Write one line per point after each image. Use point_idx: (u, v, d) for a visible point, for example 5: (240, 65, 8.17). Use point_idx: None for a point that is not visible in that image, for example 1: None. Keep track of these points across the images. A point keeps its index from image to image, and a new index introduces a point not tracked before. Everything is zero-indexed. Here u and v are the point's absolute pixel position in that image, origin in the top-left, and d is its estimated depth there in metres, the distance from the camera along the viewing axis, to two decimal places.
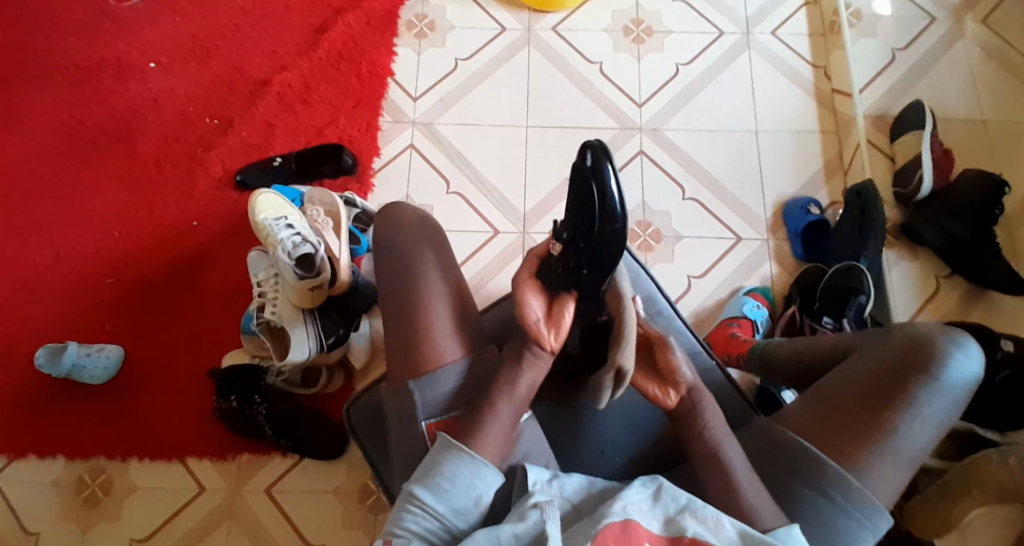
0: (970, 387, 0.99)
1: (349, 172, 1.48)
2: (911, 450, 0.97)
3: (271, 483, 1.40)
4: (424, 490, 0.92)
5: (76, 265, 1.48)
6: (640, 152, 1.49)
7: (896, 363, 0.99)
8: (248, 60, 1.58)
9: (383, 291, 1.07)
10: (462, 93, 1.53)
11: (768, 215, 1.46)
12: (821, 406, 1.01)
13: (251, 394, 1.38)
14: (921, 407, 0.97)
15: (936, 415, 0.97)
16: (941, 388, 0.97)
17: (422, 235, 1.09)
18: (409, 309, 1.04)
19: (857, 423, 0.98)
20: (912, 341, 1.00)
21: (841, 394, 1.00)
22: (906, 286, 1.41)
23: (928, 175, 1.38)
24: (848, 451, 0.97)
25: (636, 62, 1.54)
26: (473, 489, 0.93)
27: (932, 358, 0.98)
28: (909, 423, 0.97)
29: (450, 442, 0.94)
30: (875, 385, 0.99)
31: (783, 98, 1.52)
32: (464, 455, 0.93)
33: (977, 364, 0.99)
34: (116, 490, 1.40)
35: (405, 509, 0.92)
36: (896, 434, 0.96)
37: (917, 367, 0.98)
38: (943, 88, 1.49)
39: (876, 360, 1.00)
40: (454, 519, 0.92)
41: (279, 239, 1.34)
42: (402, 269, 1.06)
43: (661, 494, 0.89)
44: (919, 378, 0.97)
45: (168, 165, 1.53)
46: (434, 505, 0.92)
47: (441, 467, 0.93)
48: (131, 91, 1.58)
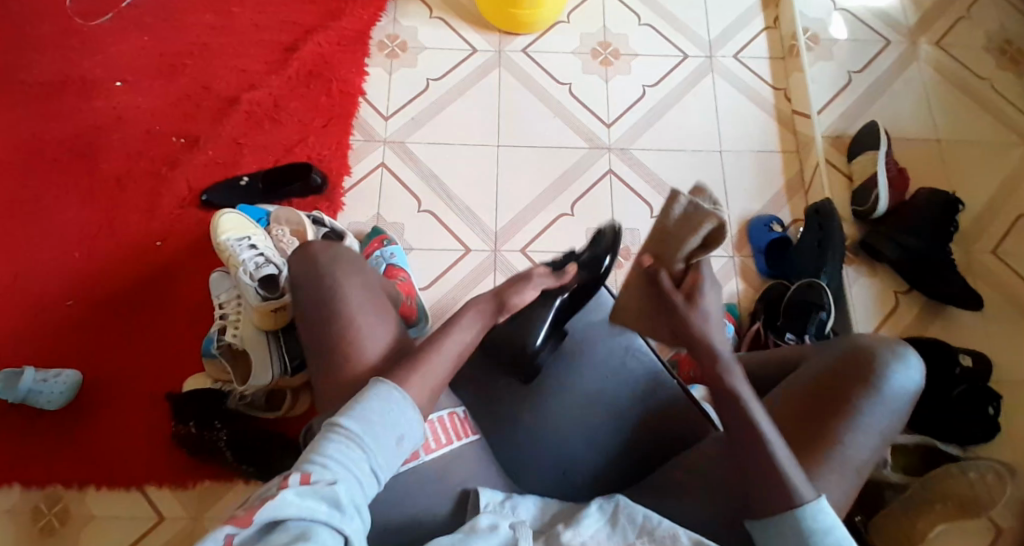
0: (911, 398, 1.02)
1: (318, 191, 1.47)
2: (857, 459, 0.99)
3: (233, 510, 1.37)
4: (348, 420, 0.89)
5: (32, 286, 1.44)
6: (609, 170, 1.51)
7: (840, 373, 1.03)
8: (215, 78, 1.56)
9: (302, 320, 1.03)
10: (432, 111, 1.53)
11: (733, 232, 1.50)
12: (772, 410, 1.03)
13: (210, 419, 1.37)
14: (864, 417, 1.00)
15: (878, 424, 1.00)
16: (882, 399, 1.00)
17: (337, 269, 1.04)
18: (330, 344, 0.99)
19: (804, 429, 1.00)
20: (852, 355, 1.04)
21: (790, 399, 1.03)
22: (866, 301, 1.45)
23: (884, 195, 1.43)
24: (795, 456, 0.98)
25: (605, 83, 1.57)
26: (394, 420, 0.91)
27: (875, 369, 1.01)
28: (854, 432, 0.99)
29: (378, 381, 0.93)
30: (818, 397, 1.01)
31: (747, 119, 1.56)
32: (391, 392, 0.92)
33: (917, 375, 1.03)
34: (73, 518, 1.35)
35: (326, 438, 0.88)
36: (842, 443, 0.98)
37: (858, 379, 1.01)
38: (899, 108, 1.54)
39: (822, 369, 1.04)
40: (377, 453, 0.89)
41: (242, 260, 1.35)
42: (317, 292, 1.02)
43: (618, 518, 0.90)
44: (862, 388, 1.01)
45: (131, 183, 1.50)
46: (358, 433, 0.89)
47: (365, 402, 0.91)
48: (92, 108, 1.54)
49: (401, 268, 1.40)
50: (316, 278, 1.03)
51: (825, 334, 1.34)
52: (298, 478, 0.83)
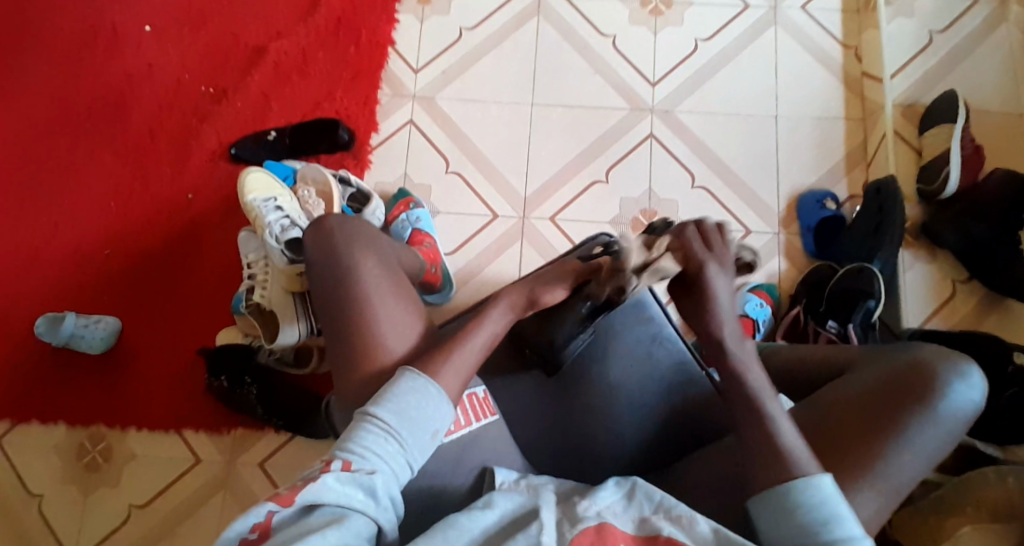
0: (967, 421, 0.96)
1: (345, 148, 1.42)
2: (903, 479, 0.93)
3: (265, 457, 1.43)
4: (383, 411, 0.88)
5: (71, 237, 1.46)
6: (650, 135, 1.41)
7: (891, 387, 0.97)
8: (244, 24, 1.50)
9: (320, 294, 1.07)
10: (465, 66, 1.45)
11: (781, 207, 1.39)
12: (818, 415, 0.98)
13: (241, 375, 1.41)
14: (915, 435, 0.94)
15: (930, 446, 0.94)
16: (935, 419, 0.95)
17: (353, 244, 1.09)
18: (345, 314, 1.04)
19: (847, 440, 0.94)
20: (908, 367, 0.98)
21: (834, 408, 0.98)
22: (922, 288, 1.38)
23: (956, 173, 1.30)
24: (837, 466, 0.93)
25: (652, 36, 1.44)
26: (425, 409, 0.89)
27: (930, 388, 0.96)
28: (901, 450, 0.93)
29: (414, 372, 0.91)
30: (865, 406, 0.96)
31: (808, 80, 1.42)
32: (428, 385, 0.91)
33: (978, 394, 0.97)
34: (116, 456, 1.43)
35: (363, 426, 0.87)
36: (890, 461, 0.93)
37: (912, 395, 0.95)
38: (983, 75, 1.38)
39: (873, 381, 0.98)
40: (414, 446, 0.88)
41: (267, 222, 1.34)
42: (334, 270, 1.06)
43: (636, 493, 0.85)
44: (914, 405, 0.95)
45: (163, 134, 1.48)
46: (394, 425, 0.88)
47: (403, 391, 0.90)
48: (124, 56, 1.52)
49: (427, 233, 1.36)
50: (331, 251, 1.08)
51: (870, 323, 1.28)
52: (339, 466, 0.84)
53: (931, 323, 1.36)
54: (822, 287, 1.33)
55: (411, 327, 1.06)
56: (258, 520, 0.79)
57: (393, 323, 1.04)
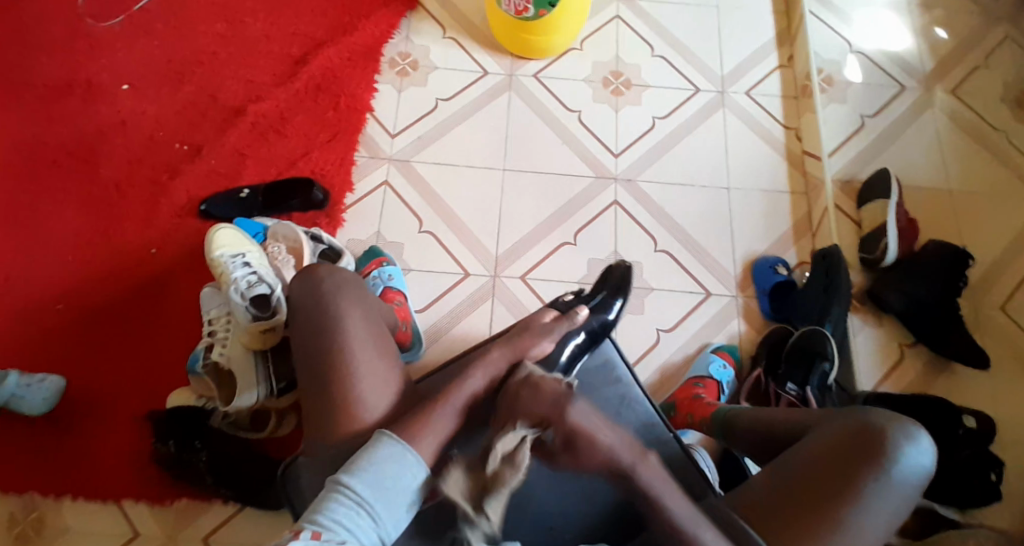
0: (922, 482, 0.99)
1: (319, 206, 1.46)
2: (858, 543, 0.96)
3: (211, 531, 1.33)
4: (355, 481, 0.94)
5: (26, 288, 1.42)
6: (614, 202, 1.48)
7: (849, 450, 1.00)
8: (223, 88, 1.55)
9: (301, 341, 1.06)
10: (438, 132, 1.52)
11: (737, 271, 1.46)
12: (780, 478, 1.00)
13: (190, 439, 1.33)
14: (872, 498, 0.97)
15: (884, 508, 0.97)
16: (890, 483, 0.98)
17: (344, 294, 1.07)
18: (325, 367, 1.02)
19: (804, 503, 0.98)
20: (866, 431, 1.00)
21: (798, 472, 1.00)
22: (871, 353, 1.43)
23: (894, 245, 1.41)
24: (795, 533, 0.96)
25: (614, 113, 1.55)
26: (396, 479, 0.96)
27: (888, 451, 0.99)
28: (859, 514, 0.96)
29: (388, 440, 0.97)
30: (824, 471, 0.99)
31: (756, 156, 1.54)
32: (404, 454, 0.97)
33: (929, 458, 1.00)
34: (49, 529, 1.32)
35: (334, 498, 0.93)
36: (845, 525, 0.96)
37: (869, 459, 0.98)
38: (912, 155, 1.53)
39: (831, 443, 1.01)
40: (383, 518, 0.94)
41: (234, 277, 1.32)
42: (318, 320, 1.05)
43: None
44: (871, 469, 0.98)
45: (131, 190, 1.48)
46: (365, 497, 0.94)
47: (376, 463, 0.96)
48: (98, 112, 1.54)
49: (399, 291, 1.36)
50: (320, 301, 1.06)
51: (826, 385, 1.32)
52: (309, 535, 0.90)
53: (884, 387, 1.40)
54: (781, 349, 1.38)
55: (389, 385, 1.04)
56: None
57: (373, 384, 1.03)
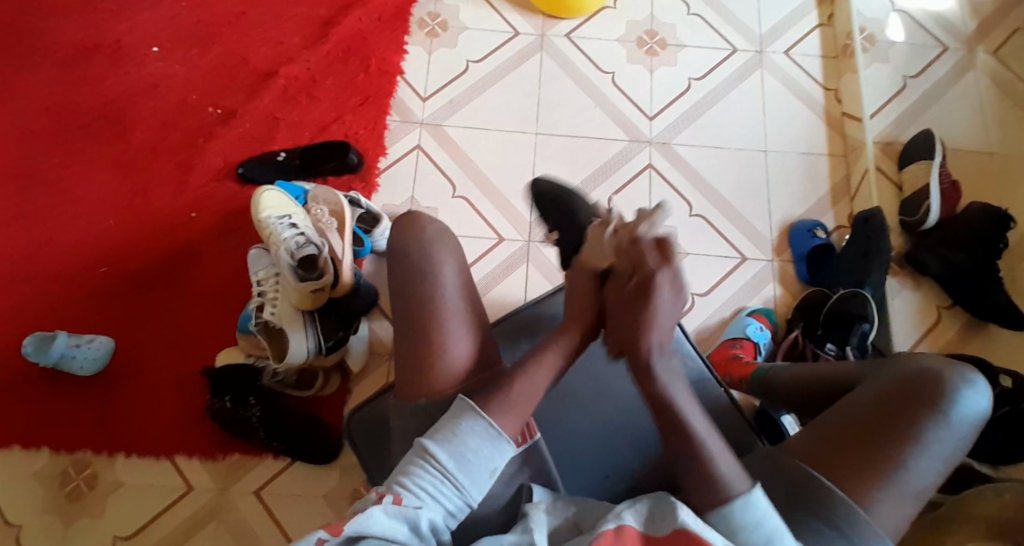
0: (978, 425, 1.01)
1: (354, 170, 1.47)
2: (917, 483, 0.99)
3: (261, 485, 1.40)
4: (443, 452, 0.93)
5: (70, 252, 1.45)
6: (648, 165, 1.48)
7: (903, 395, 1.02)
8: (254, 50, 1.55)
9: (400, 302, 1.05)
10: (471, 94, 1.51)
11: (774, 235, 1.47)
12: (834, 429, 1.03)
13: (245, 395, 1.39)
14: (928, 439, 0.99)
15: (944, 449, 1.00)
16: (949, 424, 1.00)
17: (437, 251, 1.06)
18: (420, 333, 1.03)
19: (862, 446, 1.00)
20: (918, 378, 1.03)
21: (852, 422, 1.02)
22: (908, 314, 1.46)
23: (937, 205, 1.41)
24: (858, 479, 0.99)
25: (648, 74, 1.53)
26: (487, 457, 0.94)
27: (942, 393, 1.01)
28: (918, 454, 0.99)
29: (474, 410, 0.95)
30: (881, 419, 1.01)
31: (793, 118, 1.52)
32: (490, 431, 0.95)
33: (985, 399, 1.02)
34: (102, 484, 1.39)
35: (418, 466, 0.93)
36: (905, 467, 0.98)
37: (923, 405, 1.01)
38: (954, 119, 1.50)
39: (881, 390, 1.03)
40: (469, 488, 0.93)
41: (282, 238, 1.36)
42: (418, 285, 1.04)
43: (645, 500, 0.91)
44: (927, 412, 1.00)
45: (168, 153, 1.50)
46: (451, 469, 0.93)
47: (463, 434, 0.94)
48: (132, 75, 1.54)
49: None
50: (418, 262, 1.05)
51: (866, 346, 1.32)
52: (391, 499, 0.89)
53: (920, 346, 1.43)
54: (818, 311, 1.38)
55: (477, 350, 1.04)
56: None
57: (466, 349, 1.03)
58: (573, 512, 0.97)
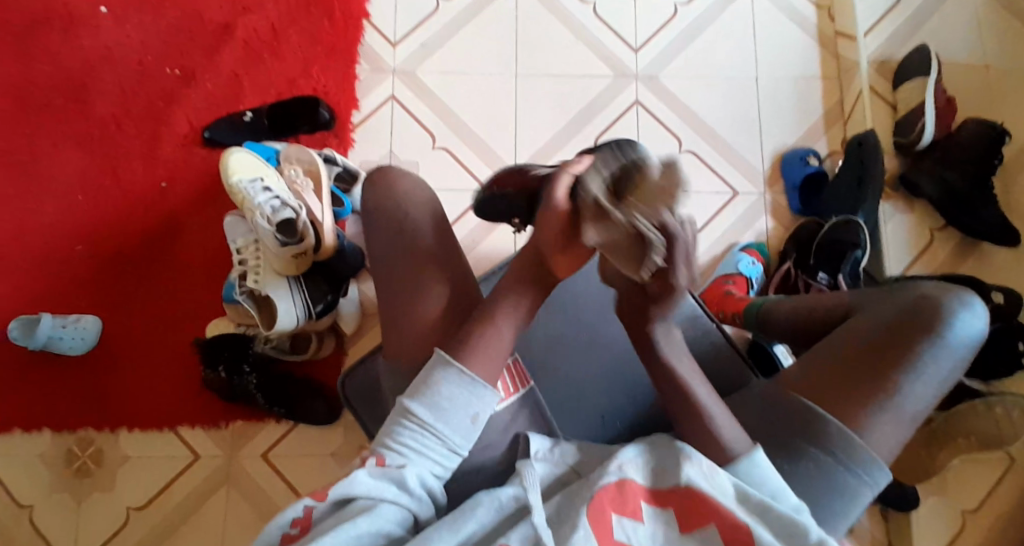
0: (972, 349, 1.01)
1: (326, 127, 1.39)
2: (912, 410, 0.98)
3: (269, 448, 1.41)
4: (419, 405, 0.91)
5: (42, 231, 1.40)
6: (636, 101, 1.41)
7: (898, 322, 1.01)
8: (207, 1, 1.45)
9: (375, 257, 1.04)
10: (443, 36, 1.43)
11: (766, 166, 1.42)
12: (828, 358, 1.02)
13: (238, 364, 1.38)
14: (925, 364, 0.99)
15: (939, 373, 0.99)
16: (945, 347, 0.99)
17: (409, 203, 1.04)
18: (394, 284, 1.01)
19: (855, 375, 0.99)
20: (912, 303, 1.02)
21: (846, 350, 1.01)
22: (902, 238, 1.43)
23: (932, 125, 1.36)
24: (853, 406, 0.98)
25: (631, 2, 1.44)
26: (468, 406, 0.92)
27: (941, 319, 1.00)
28: (913, 380, 0.98)
29: (447, 360, 0.93)
30: (875, 346, 1.00)
31: (783, 40, 1.45)
32: (460, 376, 0.92)
33: (982, 323, 1.02)
34: (108, 460, 1.40)
35: (399, 424, 0.91)
36: (900, 393, 0.98)
37: (918, 330, 1.00)
38: (949, 30, 1.45)
39: (879, 319, 1.02)
40: (452, 436, 0.91)
41: (256, 203, 1.30)
42: (391, 237, 1.02)
43: (659, 450, 0.91)
44: (923, 337, 0.99)
45: (128, 120, 1.42)
46: (429, 420, 0.91)
47: (438, 384, 0.92)
48: (79, 37, 1.44)
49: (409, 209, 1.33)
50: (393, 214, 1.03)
51: (859, 272, 1.30)
52: (374, 461, 0.89)
53: (914, 267, 1.42)
54: (812, 241, 1.36)
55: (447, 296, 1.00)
56: (297, 516, 0.85)
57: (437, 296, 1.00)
58: (573, 460, 0.94)
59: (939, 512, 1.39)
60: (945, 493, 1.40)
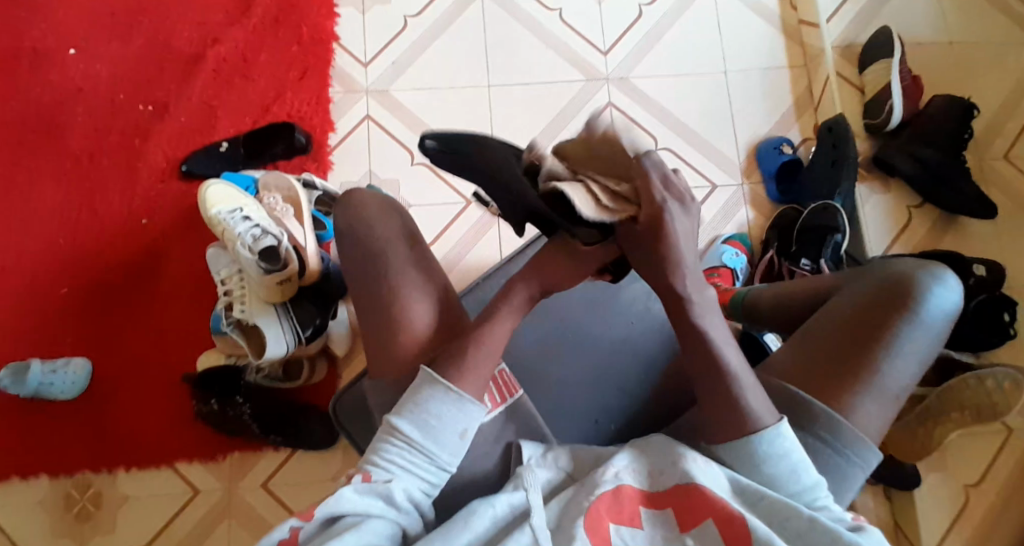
0: (950, 322, 1.03)
1: (303, 151, 1.40)
2: (895, 386, 1.01)
3: (267, 477, 1.40)
4: (407, 423, 0.92)
5: (25, 276, 1.40)
6: (609, 104, 1.43)
7: (874, 302, 1.03)
8: (175, 35, 1.45)
9: (352, 277, 1.04)
10: (414, 54, 1.44)
11: (741, 158, 1.44)
12: (809, 342, 1.04)
13: (231, 395, 1.39)
14: (904, 341, 1.01)
15: (918, 349, 1.01)
16: (921, 323, 1.01)
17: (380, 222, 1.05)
18: (376, 302, 1.02)
19: (836, 357, 1.01)
20: (888, 283, 1.04)
21: (827, 333, 1.03)
22: (879, 219, 1.45)
23: (899, 105, 1.39)
24: (837, 388, 1.00)
25: (596, 5, 1.46)
26: (456, 422, 0.93)
27: (916, 295, 1.02)
28: (893, 357, 1.00)
29: (432, 377, 0.94)
30: (854, 327, 1.02)
31: (749, 32, 1.47)
32: (448, 392, 0.93)
33: (956, 296, 1.04)
34: (107, 501, 1.39)
35: (385, 442, 0.92)
36: (882, 371, 1.00)
37: (895, 308, 1.02)
38: (908, 10, 1.48)
39: (856, 299, 1.04)
40: (439, 452, 0.91)
41: (237, 233, 1.30)
42: (367, 256, 1.03)
43: (652, 449, 0.92)
44: (899, 315, 1.01)
45: (104, 158, 1.42)
46: (416, 438, 0.91)
47: (425, 401, 0.93)
48: (50, 80, 1.44)
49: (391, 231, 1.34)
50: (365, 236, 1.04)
51: (839, 257, 1.33)
52: (359, 478, 0.89)
53: (893, 249, 1.44)
54: (792, 229, 1.38)
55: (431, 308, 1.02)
56: (284, 536, 0.85)
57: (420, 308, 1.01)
58: (566, 463, 0.95)
59: (942, 487, 1.40)
60: (946, 468, 1.41)
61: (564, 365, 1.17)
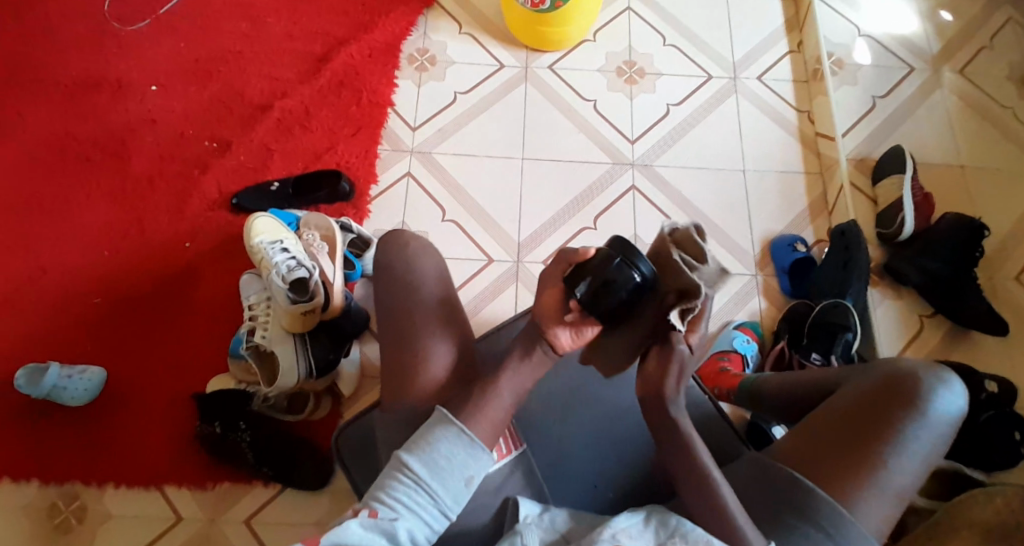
0: (953, 426, 1.02)
1: (345, 198, 1.50)
2: (897, 485, 0.99)
3: (252, 513, 1.37)
4: (416, 461, 0.93)
5: (64, 282, 1.47)
6: (632, 186, 1.53)
7: (878, 397, 1.02)
8: (250, 85, 1.60)
9: (381, 312, 1.07)
10: (458, 124, 1.57)
11: (757, 250, 1.50)
12: (814, 432, 1.03)
13: (235, 419, 1.38)
14: (907, 440, 1.00)
15: (921, 449, 1.00)
16: (925, 423, 1.01)
17: (417, 265, 1.08)
18: (399, 341, 1.05)
19: (839, 451, 1.00)
20: (892, 378, 1.03)
21: (831, 424, 1.02)
22: (891, 324, 1.47)
23: (911, 217, 1.46)
24: (840, 482, 0.99)
25: (628, 101, 1.60)
26: (464, 468, 0.94)
27: (918, 394, 1.01)
28: (897, 455, 0.99)
29: (446, 418, 0.96)
30: (858, 422, 1.01)
31: (770, 140, 1.58)
32: (459, 435, 0.95)
33: (960, 400, 1.03)
34: (91, 516, 1.36)
35: (393, 478, 0.92)
36: (885, 469, 0.99)
37: (899, 405, 1.01)
38: (922, 134, 1.58)
39: (858, 394, 1.04)
40: (445, 496, 0.92)
41: (274, 262, 1.37)
42: (398, 295, 1.07)
43: (652, 518, 0.93)
44: (903, 412, 1.01)
45: (163, 185, 1.53)
46: (423, 477, 0.92)
47: (435, 441, 0.95)
48: (129, 111, 1.59)
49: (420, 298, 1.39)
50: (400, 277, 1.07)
51: (851, 355, 1.33)
52: (366, 513, 0.89)
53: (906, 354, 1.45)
54: (803, 322, 1.40)
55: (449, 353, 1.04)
56: None
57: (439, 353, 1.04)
58: (561, 524, 0.95)
59: None
60: None
61: (569, 423, 1.15)
